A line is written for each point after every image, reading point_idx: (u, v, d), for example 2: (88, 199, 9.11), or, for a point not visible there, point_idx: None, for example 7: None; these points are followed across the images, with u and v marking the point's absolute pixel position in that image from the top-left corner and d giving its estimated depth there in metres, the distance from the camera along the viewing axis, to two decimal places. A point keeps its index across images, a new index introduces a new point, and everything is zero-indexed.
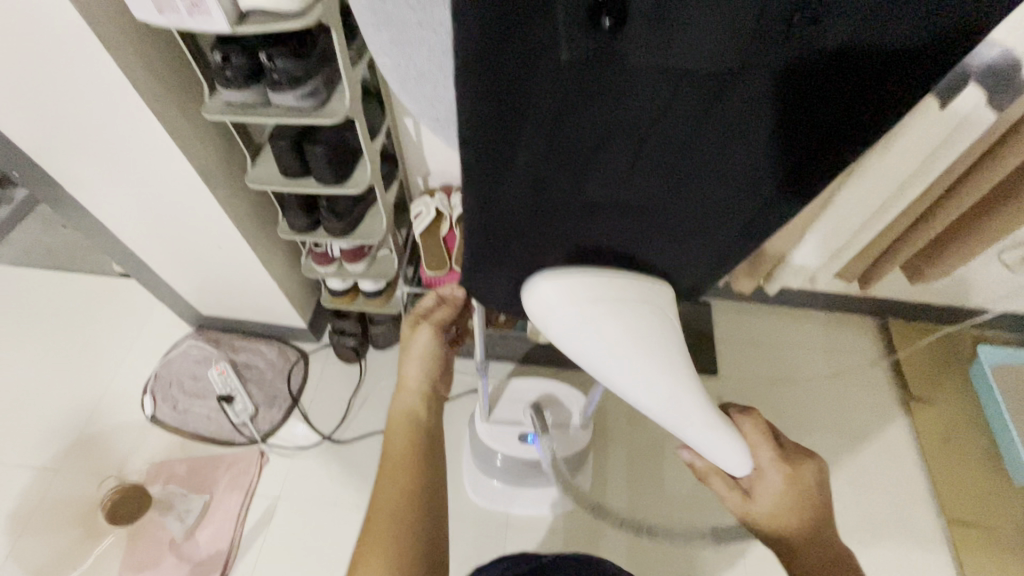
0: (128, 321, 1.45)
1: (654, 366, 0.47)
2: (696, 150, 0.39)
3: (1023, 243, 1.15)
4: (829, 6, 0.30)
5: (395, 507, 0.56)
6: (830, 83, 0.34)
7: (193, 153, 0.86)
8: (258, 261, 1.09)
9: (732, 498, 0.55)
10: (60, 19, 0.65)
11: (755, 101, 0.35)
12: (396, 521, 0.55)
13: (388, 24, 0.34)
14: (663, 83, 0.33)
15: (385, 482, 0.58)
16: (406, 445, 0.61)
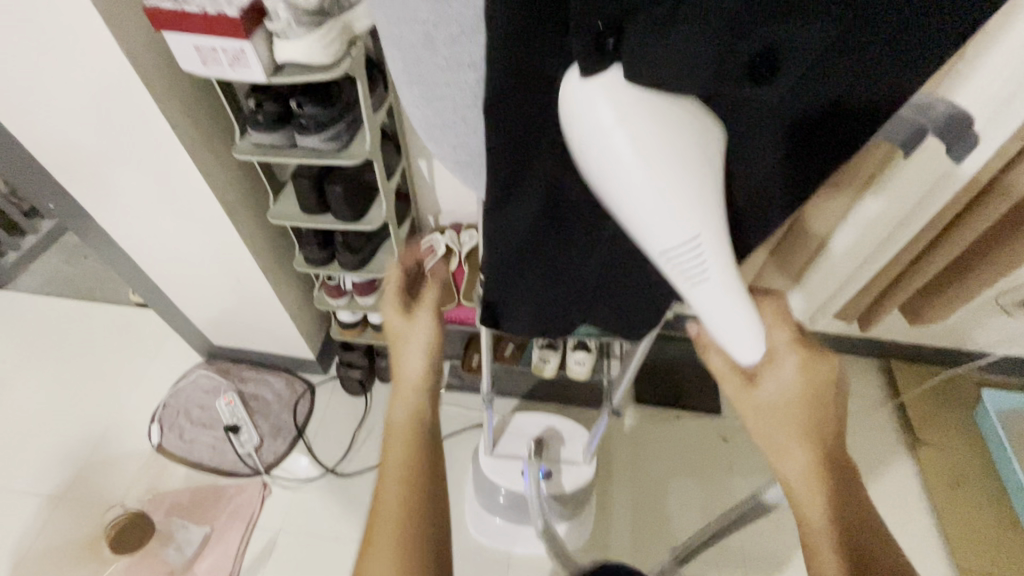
0: (140, 350, 1.48)
1: (693, 202, 0.34)
2: None
3: (1018, 287, 1.17)
4: (820, 40, 0.30)
5: (398, 514, 0.48)
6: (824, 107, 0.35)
7: (220, 190, 0.91)
8: (273, 293, 1.13)
9: (733, 381, 0.50)
10: (109, 67, 0.71)
11: (753, 124, 0.36)
12: (399, 530, 0.47)
13: (419, 85, 0.37)
14: None
15: (385, 487, 0.50)
16: (407, 441, 0.53)
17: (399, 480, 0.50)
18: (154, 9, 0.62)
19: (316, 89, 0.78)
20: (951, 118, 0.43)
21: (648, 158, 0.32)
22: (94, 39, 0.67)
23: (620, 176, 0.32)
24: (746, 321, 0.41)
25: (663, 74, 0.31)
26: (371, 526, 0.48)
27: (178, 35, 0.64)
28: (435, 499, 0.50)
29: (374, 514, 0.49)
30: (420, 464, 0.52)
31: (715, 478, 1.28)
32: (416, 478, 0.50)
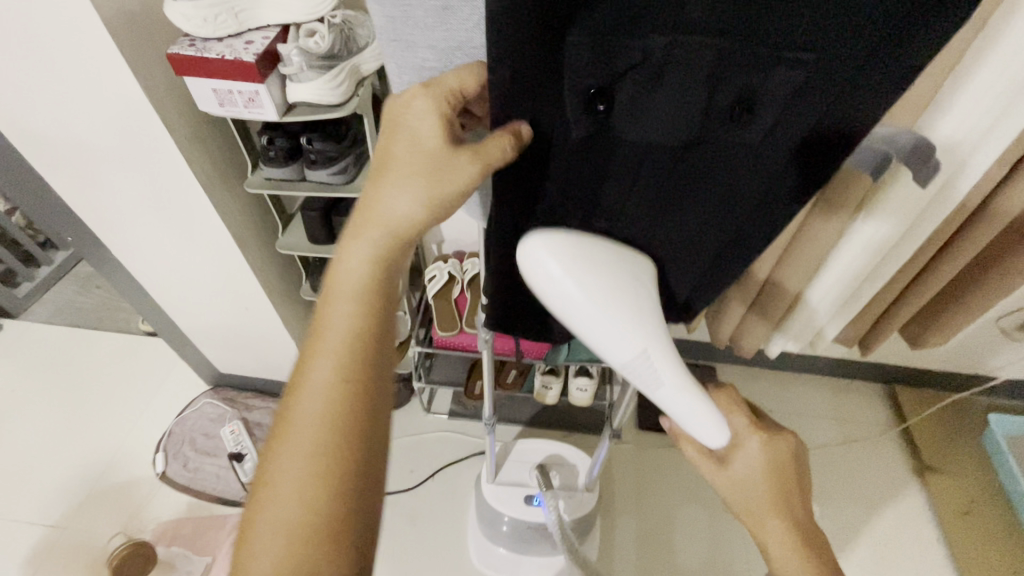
0: (147, 378, 1.50)
1: (631, 318, 0.43)
2: (682, 203, 0.45)
3: (1017, 309, 1.18)
4: (774, 92, 0.37)
5: (321, 417, 0.42)
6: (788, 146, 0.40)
7: (231, 222, 0.95)
8: (280, 320, 1.15)
9: (706, 465, 0.53)
10: (131, 107, 0.75)
11: (726, 162, 0.42)
12: (320, 435, 0.42)
13: None
14: (646, 153, 0.41)
15: (312, 383, 0.43)
16: (350, 333, 0.44)
17: (332, 386, 0.43)
18: (174, 56, 0.66)
19: (325, 126, 0.82)
20: (916, 148, 0.46)
21: (592, 293, 0.41)
22: (117, 81, 0.72)
23: (575, 313, 0.42)
24: (708, 415, 0.46)
25: (647, 117, 0.38)
26: (291, 418, 0.43)
27: (196, 78, 0.68)
28: (372, 410, 0.44)
29: (295, 401, 0.43)
30: (360, 374, 0.44)
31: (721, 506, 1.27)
32: (350, 387, 0.43)
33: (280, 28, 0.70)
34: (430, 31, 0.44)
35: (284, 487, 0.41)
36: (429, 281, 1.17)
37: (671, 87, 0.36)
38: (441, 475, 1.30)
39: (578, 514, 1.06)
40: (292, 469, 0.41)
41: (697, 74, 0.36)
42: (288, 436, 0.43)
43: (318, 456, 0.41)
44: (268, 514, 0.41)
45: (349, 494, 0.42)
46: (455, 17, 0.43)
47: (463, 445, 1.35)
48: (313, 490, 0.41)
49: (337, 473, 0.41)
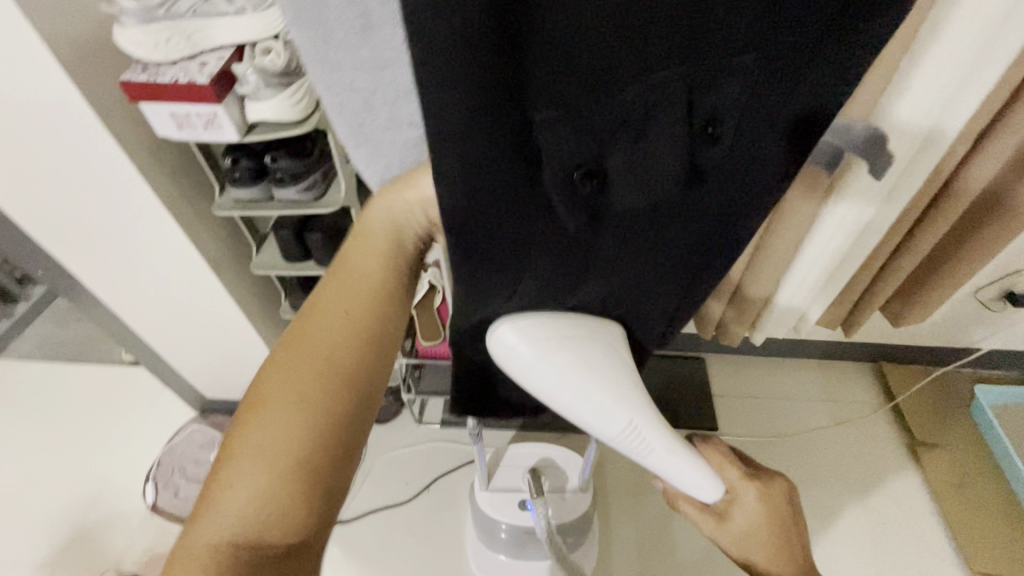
0: (134, 409, 1.48)
1: (613, 395, 0.46)
2: (658, 241, 0.46)
3: (993, 280, 1.20)
4: (728, 118, 0.39)
5: (323, 364, 0.38)
6: (742, 167, 0.42)
7: (203, 245, 0.94)
8: (262, 341, 1.14)
9: (705, 521, 0.53)
10: (90, 137, 0.74)
11: (694, 196, 0.43)
12: (320, 382, 0.38)
13: (366, 144, 0.47)
14: (626, 204, 0.42)
15: (321, 330, 0.40)
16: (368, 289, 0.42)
17: (341, 338, 0.39)
18: (128, 82, 0.65)
19: (290, 143, 0.82)
20: (869, 139, 0.46)
21: (569, 371, 0.45)
22: (72, 111, 0.71)
23: (558, 394, 0.46)
24: (699, 472, 0.49)
25: (626, 164, 0.39)
26: (288, 361, 0.39)
27: (152, 104, 0.67)
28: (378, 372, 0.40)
29: (298, 344, 0.39)
30: (370, 334, 0.41)
31: None
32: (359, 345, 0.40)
33: (235, 48, 0.69)
34: (354, 52, 0.40)
35: (268, 429, 0.36)
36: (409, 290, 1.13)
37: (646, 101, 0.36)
38: (437, 486, 1.29)
39: (574, 515, 1.05)
40: (281, 410, 0.37)
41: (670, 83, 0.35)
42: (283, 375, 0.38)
43: (314, 403, 0.37)
44: (248, 438, 0.36)
45: (340, 454, 0.37)
46: (376, 36, 0.39)
47: (457, 454, 1.35)
48: (302, 441, 0.36)
49: (325, 401, 0.37)
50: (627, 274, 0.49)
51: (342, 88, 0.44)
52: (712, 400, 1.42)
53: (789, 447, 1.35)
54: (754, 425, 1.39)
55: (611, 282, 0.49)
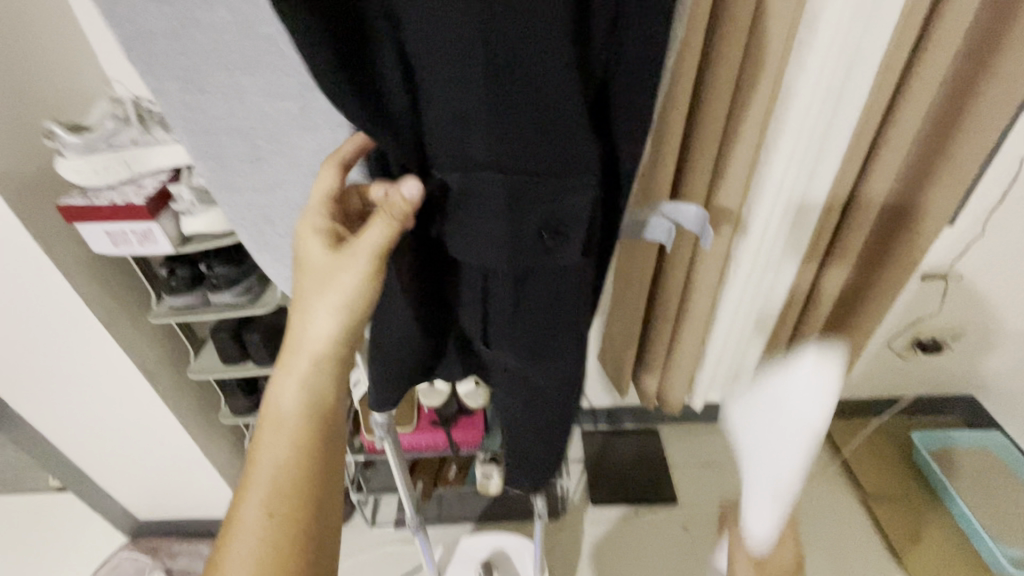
0: (58, 542, 1.35)
1: None
2: (490, 209, 0.42)
3: (899, 330, 1.30)
4: (512, 70, 0.36)
5: (279, 483, 0.45)
6: (528, 125, 0.38)
7: (137, 352, 0.93)
8: (198, 449, 1.09)
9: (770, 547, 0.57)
10: (27, 256, 0.77)
11: (499, 152, 0.40)
12: (287, 482, 0.45)
13: (254, 238, 0.54)
14: (461, 154, 0.41)
15: (266, 477, 0.45)
16: (301, 378, 0.47)
17: (284, 496, 0.44)
18: (68, 207, 0.71)
19: (225, 251, 0.86)
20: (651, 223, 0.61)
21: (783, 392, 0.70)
22: (10, 234, 0.74)
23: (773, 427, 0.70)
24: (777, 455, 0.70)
25: (446, 105, 0.39)
26: (254, 480, 0.45)
27: (89, 224, 0.72)
28: (320, 446, 0.47)
29: (255, 466, 0.46)
30: (304, 498, 0.45)
31: None
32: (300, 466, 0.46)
33: (173, 171, 0.76)
34: (252, 177, 0.48)
35: (251, 524, 0.44)
36: (354, 384, 1.15)
37: (458, 108, 0.38)
38: None
39: None
40: (260, 511, 0.44)
41: (525, 108, 0.38)
42: (251, 494, 0.45)
43: (280, 503, 0.44)
44: (239, 520, 0.44)
45: (304, 531, 0.45)
46: (268, 165, 0.47)
47: (409, 556, 1.27)
48: (277, 525, 0.44)
49: (274, 530, 0.44)
50: (527, 327, 0.51)
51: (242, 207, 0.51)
52: (669, 474, 1.38)
53: None
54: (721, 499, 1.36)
55: (511, 290, 0.49)
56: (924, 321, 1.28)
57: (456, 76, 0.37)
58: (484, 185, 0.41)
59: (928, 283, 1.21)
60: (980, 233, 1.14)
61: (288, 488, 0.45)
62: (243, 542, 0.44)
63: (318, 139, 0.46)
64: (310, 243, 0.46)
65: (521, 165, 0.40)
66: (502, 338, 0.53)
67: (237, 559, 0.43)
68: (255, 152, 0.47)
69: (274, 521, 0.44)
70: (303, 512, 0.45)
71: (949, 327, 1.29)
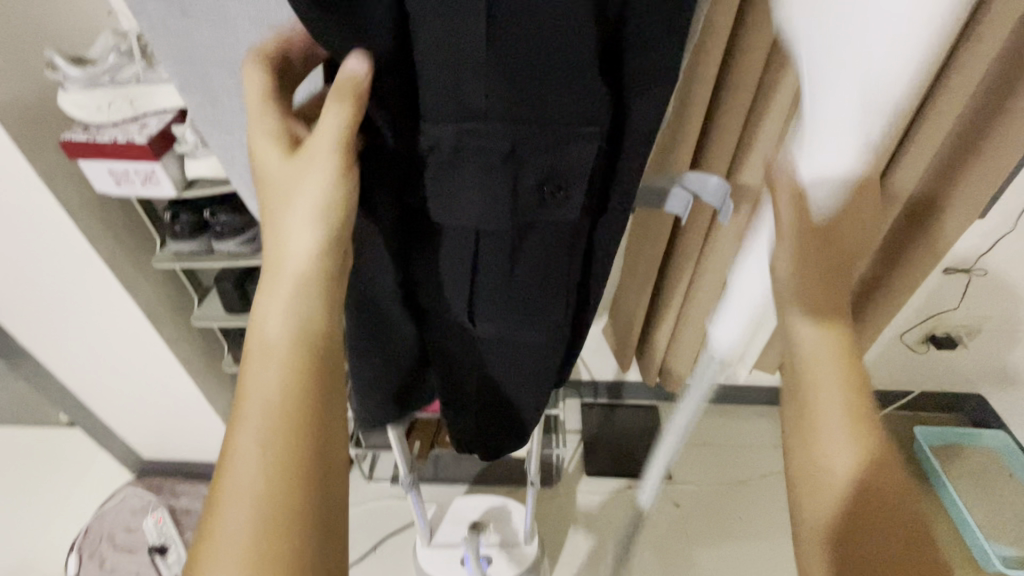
0: (68, 474, 1.40)
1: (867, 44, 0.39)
2: (483, 160, 0.40)
3: (914, 323, 1.26)
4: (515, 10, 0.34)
5: (276, 413, 0.37)
6: (528, 72, 0.36)
7: (142, 297, 0.93)
8: (201, 395, 1.11)
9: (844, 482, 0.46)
10: (29, 191, 0.76)
11: (496, 100, 0.37)
12: (282, 411, 0.37)
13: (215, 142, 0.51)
14: (452, 102, 0.38)
15: (258, 405, 0.37)
16: (291, 292, 0.39)
17: (282, 422, 0.37)
18: (70, 142, 0.69)
19: (230, 198, 0.85)
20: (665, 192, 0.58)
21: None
22: (15, 169, 0.74)
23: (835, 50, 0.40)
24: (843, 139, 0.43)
25: (440, 48, 0.36)
26: (244, 411, 0.37)
27: (91, 161, 0.71)
28: (316, 367, 0.39)
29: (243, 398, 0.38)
30: (306, 423, 0.37)
31: (673, 551, 1.24)
32: (287, 444, 0.36)
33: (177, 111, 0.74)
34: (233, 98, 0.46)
35: (243, 462, 0.36)
36: None
37: (452, 52, 0.36)
38: (383, 547, 1.24)
39: (518, 570, 1.04)
40: (256, 445, 0.36)
41: (527, 50, 0.35)
42: (242, 427, 0.36)
43: (277, 433, 0.36)
44: (231, 456, 0.36)
45: (315, 464, 0.37)
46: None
47: (404, 512, 1.30)
48: (278, 459, 0.36)
49: (275, 465, 0.36)
50: (515, 289, 0.49)
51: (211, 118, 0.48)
52: None
53: (741, 492, 1.33)
54: (716, 478, 1.36)
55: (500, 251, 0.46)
56: (940, 316, 1.24)
57: (458, 12, 0.34)
58: (478, 134, 0.39)
59: (950, 277, 1.17)
60: (1012, 227, 1.08)
61: (286, 414, 0.37)
62: (238, 485, 0.35)
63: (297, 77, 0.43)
64: (262, 147, 0.41)
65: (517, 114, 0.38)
66: (494, 307, 0.50)
67: (232, 506, 0.35)
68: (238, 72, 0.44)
69: (274, 452, 0.36)
70: (309, 435, 0.37)
71: (965, 324, 1.25)
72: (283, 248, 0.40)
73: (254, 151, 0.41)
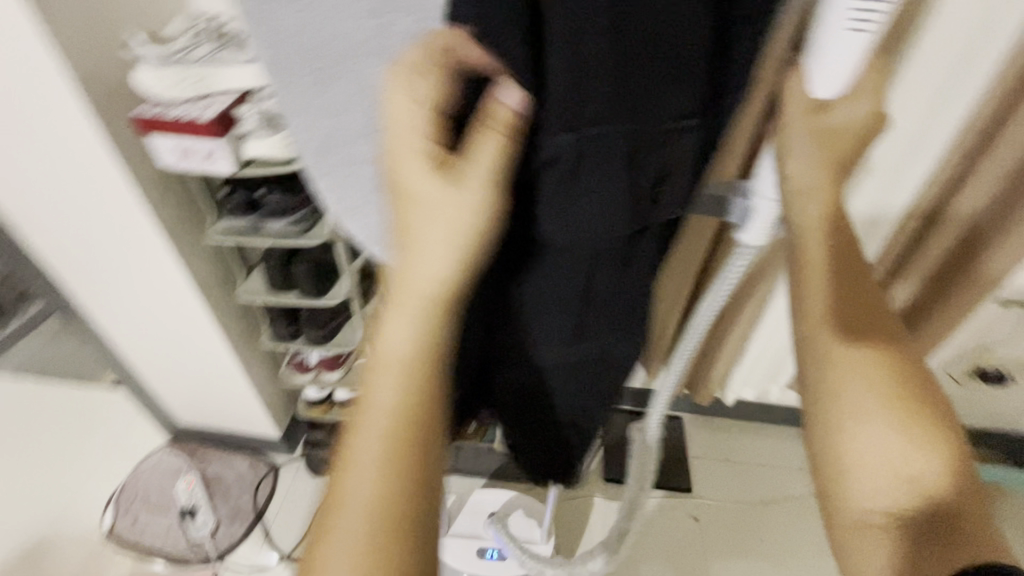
0: (108, 432, 1.47)
1: None
2: (599, 173, 0.39)
3: (961, 355, 1.21)
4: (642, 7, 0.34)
5: (392, 424, 0.39)
6: (647, 69, 0.36)
7: (193, 270, 0.97)
8: (239, 368, 1.15)
9: (885, 477, 0.49)
10: (99, 163, 0.80)
11: (616, 107, 0.37)
12: (398, 423, 0.39)
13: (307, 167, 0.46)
14: (573, 116, 0.36)
15: (377, 416, 0.39)
16: (416, 301, 0.39)
17: (396, 432, 0.39)
18: (142, 117, 0.73)
19: (283, 179, 0.88)
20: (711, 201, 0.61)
21: None
22: (88, 142, 0.78)
23: None
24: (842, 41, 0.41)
25: (569, 61, 0.34)
26: (367, 419, 0.40)
27: (159, 137, 0.74)
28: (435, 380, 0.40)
29: (365, 404, 0.40)
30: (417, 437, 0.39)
31: (688, 563, 1.23)
32: (396, 464, 0.39)
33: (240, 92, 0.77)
34: (318, 105, 0.40)
35: (363, 467, 0.39)
36: None
37: (578, 63, 0.34)
38: None
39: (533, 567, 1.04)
40: (374, 452, 0.39)
41: (651, 46, 0.36)
42: (364, 434, 0.39)
43: (391, 442, 0.39)
44: (350, 467, 0.39)
45: (421, 475, 0.39)
46: (336, 89, 0.39)
47: None
48: (391, 473, 0.38)
49: (391, 477, 0.38)
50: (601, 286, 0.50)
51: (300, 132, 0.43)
52: (686, 462, 1.37)
53: (762, 512, 1.30)
54: (738, 495, 1.33)
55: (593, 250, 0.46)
56: (990, 350, 1.18)
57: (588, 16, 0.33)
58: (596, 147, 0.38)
59: (1005, 310, 1.11)
60: None
61: (403, 426, 0.39)
62: (358, 485, 0.38)
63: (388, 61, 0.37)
64: (406, 155, 0.37)
65: (634, 117, 0.38)
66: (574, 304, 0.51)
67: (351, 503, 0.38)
68: (320, 71, 0.38)
69: (392, 460, 0.39)
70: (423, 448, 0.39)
71: (1017, 359, 1.19)
72: (413, 257, 0.39)
73: (397, 165, 0.37)
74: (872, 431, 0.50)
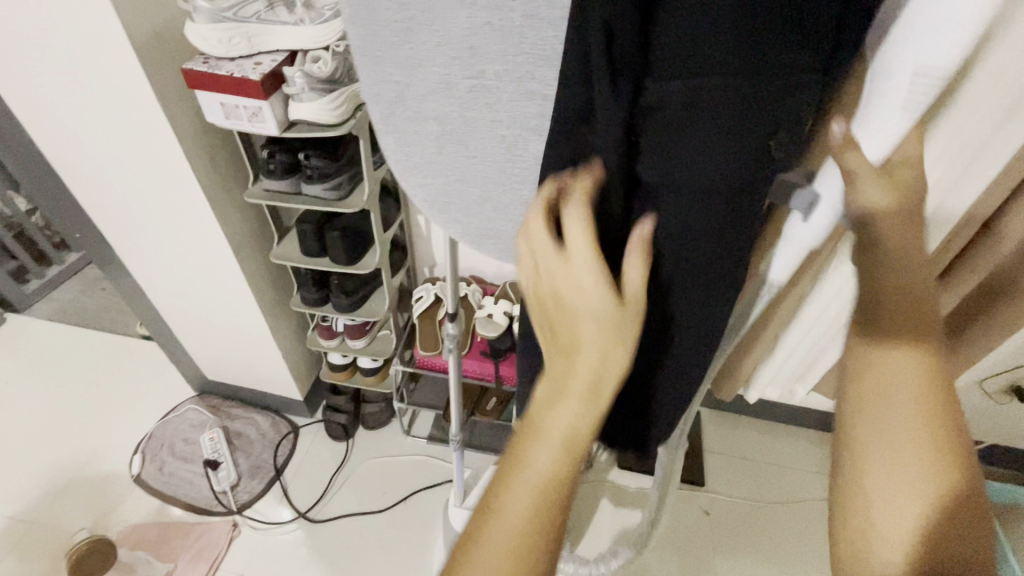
0: (137, 381, 1.52)
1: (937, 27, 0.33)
2: (694, 165, 0.37)
3: (998, 371, 1.17)
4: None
5: (530, 506, 0.40)
6: (770, 54, 0.32)
7: (229, 228, 0.98)
8: (267, 329, 1.17)
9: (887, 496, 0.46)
10: (146, 112, 0.81)
11: (728, 100, 0.33)
12: (534, 502, 0.40)
13: (391, 132, 0.43)
14: (681, 106, 0.34)
15: (517, 496, 0.40)
16: (580, 386, 0.39)
17: (533, 512, 0.40)
18: (191, 71, 0.73)
19: (324, 144, 0.88)
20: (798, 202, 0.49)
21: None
22: (138, 93, 0.79)
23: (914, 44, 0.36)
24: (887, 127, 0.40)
25: (680, 52, 0.32)
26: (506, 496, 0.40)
27: (208, 92, 0.74)
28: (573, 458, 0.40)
29: (505, 483, 0.41)
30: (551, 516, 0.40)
31: (696, 556, 1.23)
32: (530, 544, 0.40)
33: (289, 53, 0.76)
34: (407, 64, 0.38)
35: (501, 541, 0.40)
36: (416, 301, 1.19)
37: (693, 47, 0.31)
38: (413, 499, 1.29)
39: None
40: (513, 529, 0.40)
41: (783, 31, 0.31)
42: (505, 510, 0.40)
43: (526, 522, 0.40)
44: (490, 536, 0.40)
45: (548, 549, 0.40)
46: (416, 39, 0.36)
47: (436, 471, 1.34)
48: (521, 554, 0.39)
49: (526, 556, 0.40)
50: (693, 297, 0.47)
51: (383, 90, 0.41)
52: (701, 456, 1.37)
53: (774, 512, 1.29)
54: (751, 494, 1.33)
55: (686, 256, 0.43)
56: None
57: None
58: (697, 136, 0.35)
59: None
60: None
61: (544, 504, 0.40)
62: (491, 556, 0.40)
63: (474, 19, 0.33)
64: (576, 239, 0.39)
65: (746, 109, 0.34)
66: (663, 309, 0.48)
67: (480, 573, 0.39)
68: (409, 25, 0.35)
69: (531, 536, 0.40)
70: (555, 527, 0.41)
71: None
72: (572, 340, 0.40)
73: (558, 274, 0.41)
74: (899, 446, 0.46)
